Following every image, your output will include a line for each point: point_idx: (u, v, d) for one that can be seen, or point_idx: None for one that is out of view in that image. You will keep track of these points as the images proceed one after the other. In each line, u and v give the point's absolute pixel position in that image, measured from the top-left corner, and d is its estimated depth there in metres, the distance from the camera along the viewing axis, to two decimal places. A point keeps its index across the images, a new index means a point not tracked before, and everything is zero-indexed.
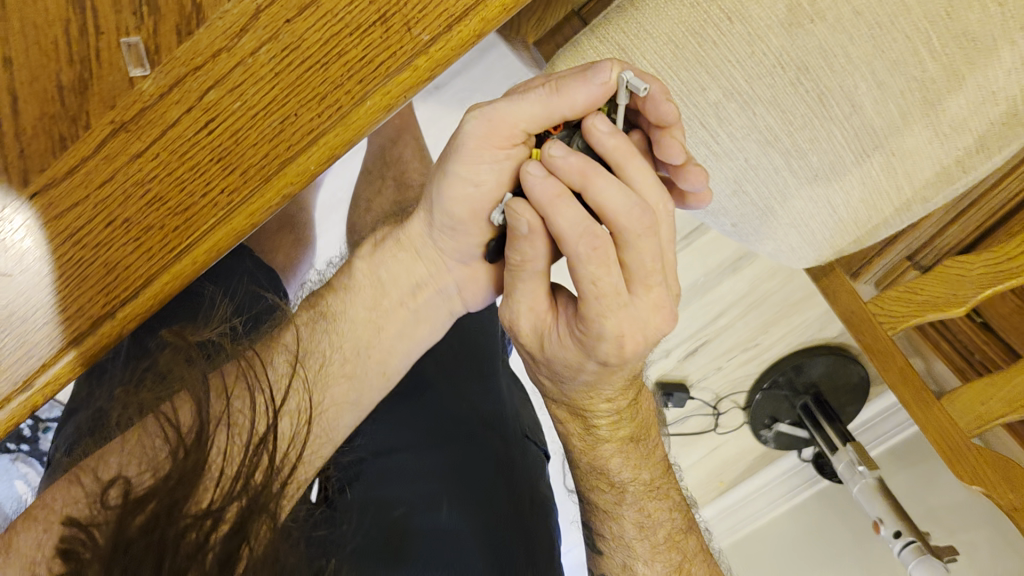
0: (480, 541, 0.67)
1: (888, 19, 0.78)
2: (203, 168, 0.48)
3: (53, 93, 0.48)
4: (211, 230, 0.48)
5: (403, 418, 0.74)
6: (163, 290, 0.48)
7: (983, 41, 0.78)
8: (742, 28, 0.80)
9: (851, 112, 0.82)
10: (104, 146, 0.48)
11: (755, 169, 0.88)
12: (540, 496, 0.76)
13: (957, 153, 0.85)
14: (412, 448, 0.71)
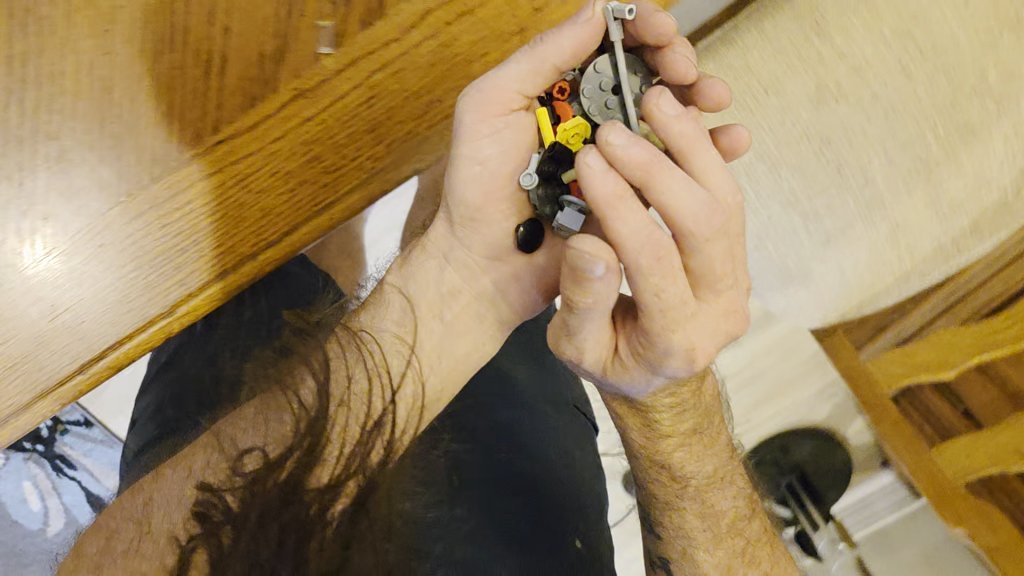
0: (543, 505, 0.66)
1: (903, 106, 0.90)
2: (358, 138, 0.56)
3: (252, 58, 0.54)
4: (346, 197, 0.57)
5: (475, 384, 0.72)
6: (304, 236, 0.57)
7: (977, 132, 0.91)
8: (776, 101, 0.90)
9: (864, 183, 0.94)
10: (283, 108, 0.55)
11: (777, 227, 0.96)
12: (594, 475, 0.76)
13: (955, 234, 0.95)
14: (483, 408, 0.70)
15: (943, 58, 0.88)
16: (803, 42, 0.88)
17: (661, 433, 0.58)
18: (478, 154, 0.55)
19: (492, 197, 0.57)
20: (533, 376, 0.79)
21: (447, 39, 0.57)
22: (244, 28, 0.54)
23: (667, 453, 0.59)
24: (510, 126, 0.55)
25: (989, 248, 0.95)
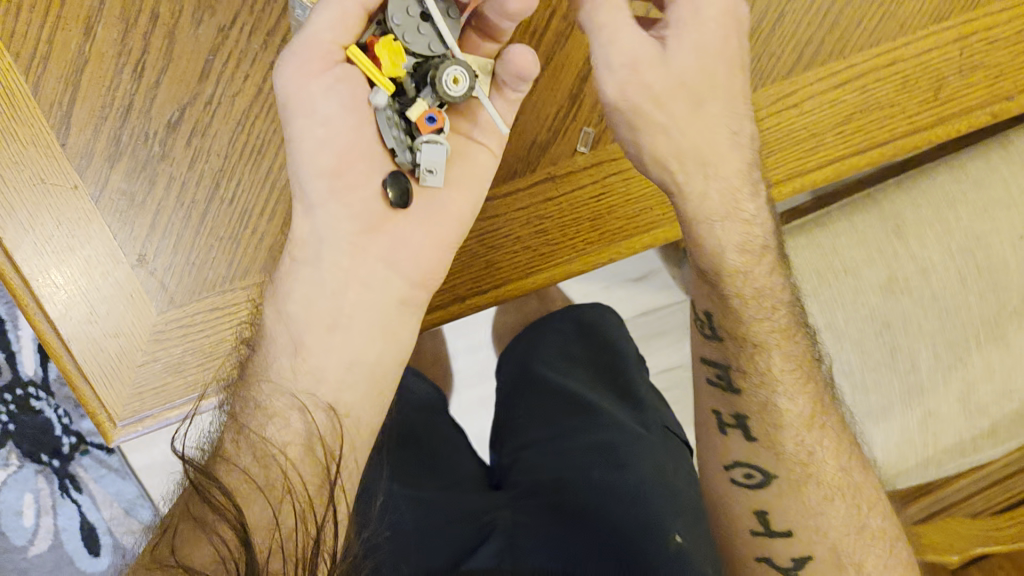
0: (620, 484, 0.75)
1: (954, 307, 0.91)
2: (578, 223, 0.66)
3: (527, 138, 0.64)
4: (553, 268, 0.67)
5: (545, 409, 0.89)
6: (518, 291, 0.67)
7: (997, 333, 0.92)
8: (851, 280, 0.90)
9: (909, 370, 0.91)
10: (532, 186, 0.65)
11: (857, 372, 0.90)
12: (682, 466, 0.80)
13: (975, 434, 0.93)
14: (551, 430, 0.85)
15: (999, 280, 0.91)
16: (890, 239, 0.90)
17: (748, 234, 0.65)
18: (318, 115, 0.54)
19: (350, 156, 0.56)
20: (615, 399, 0.91)
21: None
22: (524, 114, 0.64)
23: (756, 275, 0.66)
24: (341, 80, 0.54)
25: (998, 455, 0.94)
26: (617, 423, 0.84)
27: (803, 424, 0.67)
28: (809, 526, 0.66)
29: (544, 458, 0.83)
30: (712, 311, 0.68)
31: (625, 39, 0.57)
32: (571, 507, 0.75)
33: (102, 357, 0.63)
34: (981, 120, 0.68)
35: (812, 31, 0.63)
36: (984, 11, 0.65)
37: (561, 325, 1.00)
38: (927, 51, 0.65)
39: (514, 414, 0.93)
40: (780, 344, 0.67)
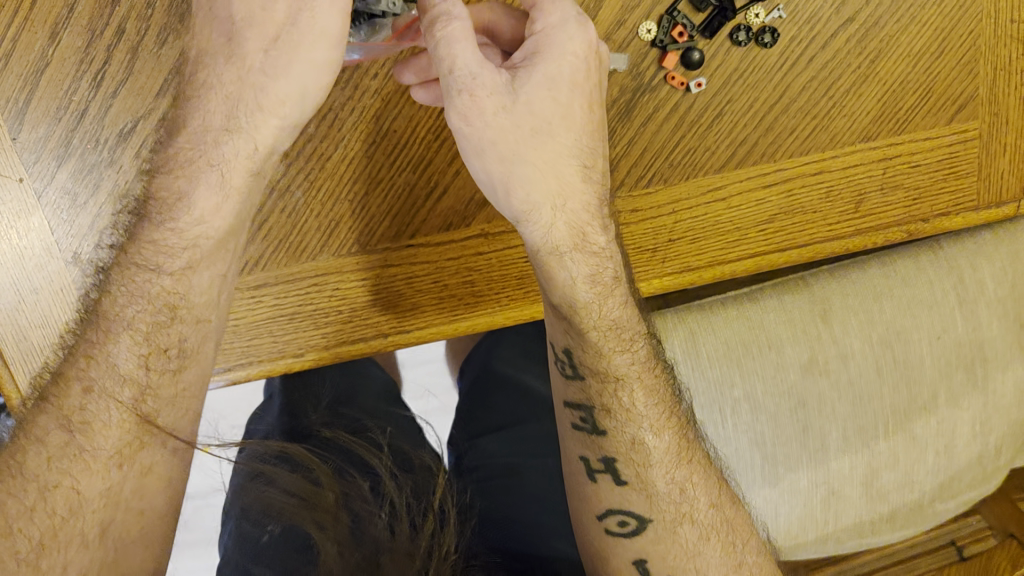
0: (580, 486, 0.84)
1: (868, 397, 0.92)
2: (506, 279, 0.69)
3: (466, 197, 0.67)
4: (477, 316, 0.70)
5: (506, 403, 0.90)
6: (435, 334, 0.70)
7: (906, 420, 0.94)
8: (774, 357, 0.89)
9: (819, 450, 0.91)
10: (466, 240, 0.68)
11: (773, 441, 0.90)
12: None
13: (876, 516, 0.95)
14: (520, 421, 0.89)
15: (911, 374, 0.93)
16: (819, 324, 0.90)
17: (599, 264, 0.61)
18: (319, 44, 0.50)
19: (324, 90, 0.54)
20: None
21: None
22: (464, 172, 0.66)
23: (610, 305, 0.62)
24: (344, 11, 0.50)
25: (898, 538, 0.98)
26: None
27: (671, 461, 0.66)
28: (689, 568, 0.66)
29: (506, 451, 0.87)
30: (567, 346, 0.64)
31: (464, 55, 0.51)
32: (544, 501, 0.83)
33: (25, 346, 0.64)
34: (896, 236, 0.72)
35: (745, 132, 0.66)
36: (910, 136, 0.69)
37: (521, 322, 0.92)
38: (856, 164, 0.69)
39: (471, 409, 0.92)
40: (640, 378, 0.65)
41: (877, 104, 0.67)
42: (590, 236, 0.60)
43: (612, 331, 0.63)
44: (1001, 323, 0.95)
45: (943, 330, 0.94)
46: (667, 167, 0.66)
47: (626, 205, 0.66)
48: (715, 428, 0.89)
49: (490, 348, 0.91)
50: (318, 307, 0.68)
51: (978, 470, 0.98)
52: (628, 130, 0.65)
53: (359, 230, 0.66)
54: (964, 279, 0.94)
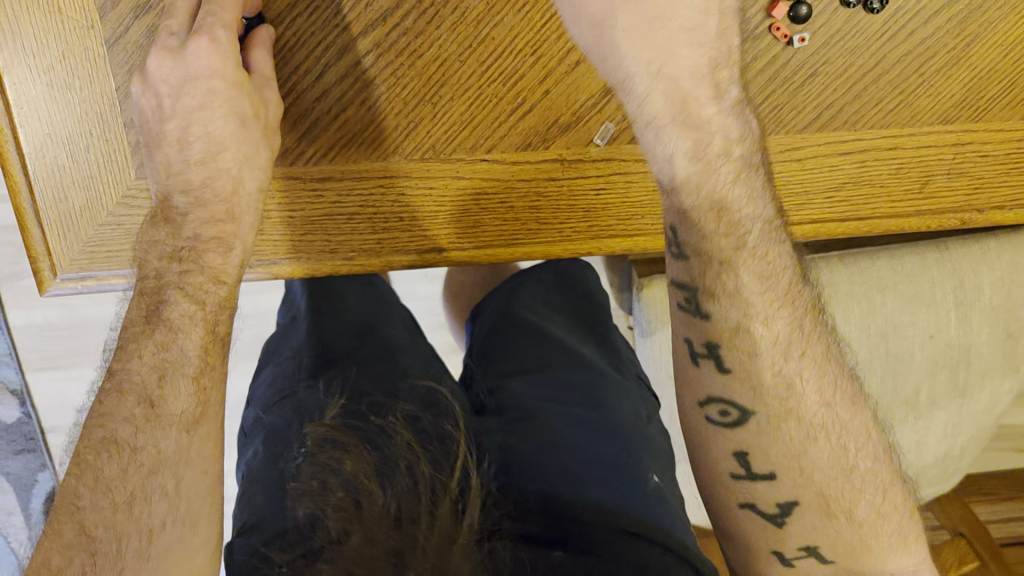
0: (598, 420, 0.87)
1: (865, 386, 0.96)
2: (573, 210, 0.68)
3: (549, 119, 0.64)
4: (536, 244, 0.69)
5: (529, 346, 0.98)
6: (487, 256, 0.69)
7: (899, 411, 0.99)
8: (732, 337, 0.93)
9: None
10: (539, 165, 0.66)
11: None
12: (622, 413, 0.89)
13: None
14: (542, 365, 0.95)
15: (900, 367, 0.95)
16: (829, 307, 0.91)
17: (703, 140, 0.58)
18: None
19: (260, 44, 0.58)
20: (596, 354, 0.99)
21: None
22: (553, 92, 0.64)
23: (716, 181, 0.59)
24: None
25: None
26: (598, 370, 0.95)
27: (773, 356, 0.60)
28: (792, 467, 0.61)
29: (526, 388, 0.92)
30: (675, 225, 0.61)
31: None
32: (568, 443, 0.83)
33: (63, 207, 0.62)
34: (950, 224, 0.72)
35: (833, 97, 0.66)
36: (984, 125, 0.69)
37: (541, 275, 1.09)
38: (928, 146, 0.69)
39: (496, 350, 1.00)
40: (748, 261, 0.59)
41: (962, 89, 0.67)
42: (694, 109, 0.58)
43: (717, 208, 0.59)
44: (993, 329, 0.94)
45: (936, 330, 0.94)
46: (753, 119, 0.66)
47: None
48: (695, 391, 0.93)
49: (509, 297, 1.05)
50: (372, 212, 0.66)
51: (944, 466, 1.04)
52: None
53: (436, 136, 0.64)
54: (964, 284, 0.92)
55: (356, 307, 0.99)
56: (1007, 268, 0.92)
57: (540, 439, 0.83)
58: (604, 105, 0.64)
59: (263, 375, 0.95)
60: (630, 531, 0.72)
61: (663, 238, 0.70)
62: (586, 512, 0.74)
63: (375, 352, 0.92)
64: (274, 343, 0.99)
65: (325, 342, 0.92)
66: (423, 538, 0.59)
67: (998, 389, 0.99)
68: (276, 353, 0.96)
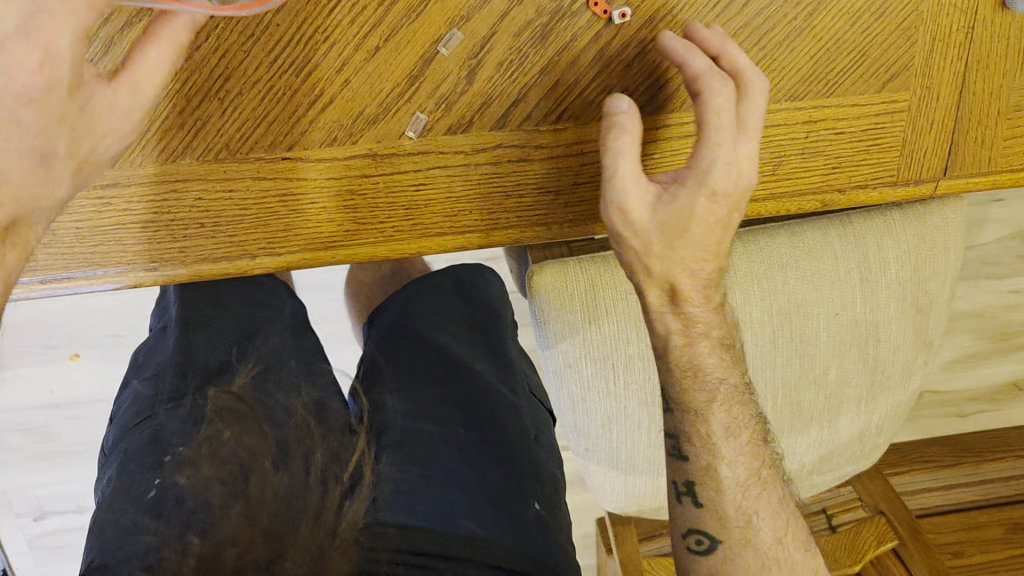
0: (484, 455, 0.75)
1: (773, 377, 0.86)
2: (393, 207, 0.62)
3: (353, 110, 0.59)
4: (358, 245, 0.63)
5: (411, 359, 0.83)
6: (303, 262, 0.63)
7: (805, 410, 0.89)
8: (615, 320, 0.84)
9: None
10: (350, 159, 0.60)
11: (626, 417, 0.91)
12: (513, 443, 0.76)
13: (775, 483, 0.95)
14: (424, 382, 0.81)
15: (808, 348, 0.85)
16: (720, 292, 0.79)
17: (689, 318, 0.64)
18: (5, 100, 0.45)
19: None
20: (490, 366, 0.84)
21: (505, 170, 0.62)
22: (355, 82, 0.58)
23: (699, 350, 0.65)
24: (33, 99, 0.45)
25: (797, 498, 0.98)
26: (490, 384, 0.80)
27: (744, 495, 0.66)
28: None
29: (405, 406, 0.79)
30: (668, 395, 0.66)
31: (624, 167, 0.58)
32: (443, 468, 0.73)
33: None
34: (810, 206, 0.68)
35: (665, 77, 0.61)
36: (838, 99, 0.64)
37: (436, 277, 0.90)
38: (779, 124, 0.64)
39: (377, 360, 0.85)
40: (717, 411, 0.66)
41: (810, 63, 0.62)
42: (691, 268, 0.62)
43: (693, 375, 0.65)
44: (902, 303, 0.85)
45: (844, 310, 0.84)
46: (579, 104, 0.61)
47: (531, 141, 0.62)
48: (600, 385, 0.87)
49: (403, 300, 0.88)
50: (172, 218, 0.60)
51: (861, 449, 0.96)
52: (541, 60, 0.59)
53: (228, 135, 0.58)
54: (869, 258, 0.82)
55: (238, 303, 0.86)
56: (913, 240, 0.83)
57: (412, 469, 0.73)
58: (413, 93, 0.59)
59: (126, 390, 0.81)
60: (499, 568, 0.67)
61: (498, 235, 0.65)
62: (458, 547, 0.67)
63: (252, 361, 0.80)
64: (141, 351, 0.86)
65: (194, 355, 0.79)
66: (303, 535, 0.56)
67: (909, 363, 0.90)
68: (143, 365, 0.83)
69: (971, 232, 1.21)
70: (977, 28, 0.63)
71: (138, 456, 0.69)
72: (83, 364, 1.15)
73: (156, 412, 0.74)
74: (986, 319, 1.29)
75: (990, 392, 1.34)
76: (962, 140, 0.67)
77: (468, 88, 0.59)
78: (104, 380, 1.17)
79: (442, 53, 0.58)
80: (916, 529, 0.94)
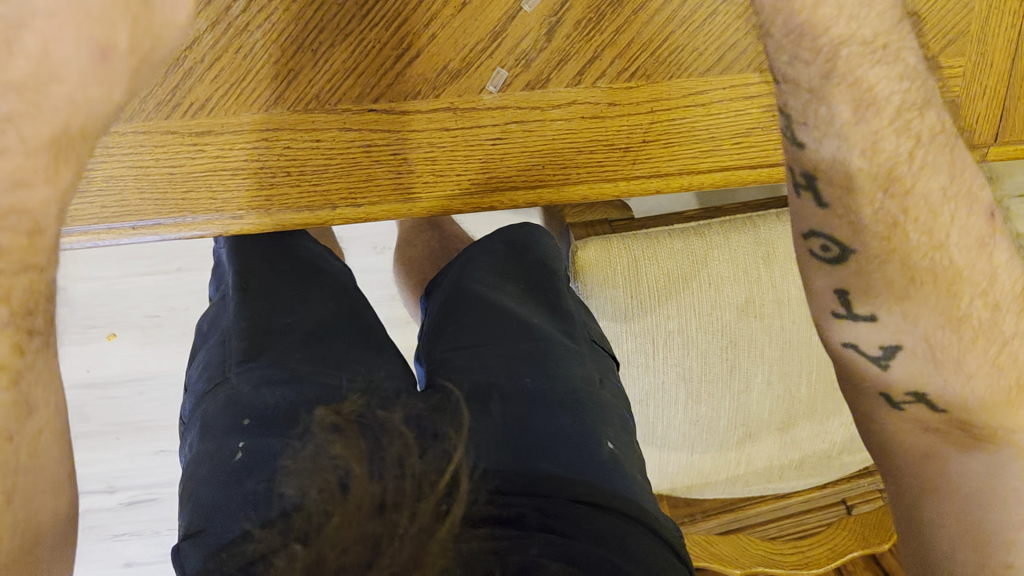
0: (557, 396, 0.78)
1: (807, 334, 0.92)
2: (470, 161, 0.65)
3: (437, 65, 0.62)
4: (432, 199, 0.66)
5: (473, 319, 0.87)
6: (381, 214, 0.66)
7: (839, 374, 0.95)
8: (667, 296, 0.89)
9: (743, 391, 0.95)
10: (432, 113, 0.63)
11: (666, 391, 0.95)
12: (580, 385, 0.80)
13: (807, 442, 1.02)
14: (487, 339, 0.84)
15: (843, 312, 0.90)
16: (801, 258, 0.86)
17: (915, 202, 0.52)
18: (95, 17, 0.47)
19: None
20: (546, 319, 0.89)
21: (577, 127, 0.65)
22: (440, 37, 0.61)
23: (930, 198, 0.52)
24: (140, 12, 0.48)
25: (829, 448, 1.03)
26: (550, 339, 0.85)
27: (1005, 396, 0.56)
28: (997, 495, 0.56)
29: (472, 360, 0.81)
30: (877, 313, 0.55)
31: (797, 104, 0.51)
32: (515, 406, 0.76)
33: None
34: None
35: (734, 38, 0.64)
36: None
37: (488, 244, 0.97)
38: None
39: (438, 323, 0.88)
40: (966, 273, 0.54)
41: None
42: (924, 177, 0.52)
43: (948, 286, 0.53)
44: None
45: None
46: (651, 64, 0.64)
47: (604, 99, 0.64)
48: (647, 359, 0.92)
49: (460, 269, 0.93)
50: (261, 169, 0.63)
51: None
52: (617, 18, 0.62)
53: (318, 87, 0.61)
54: None
55: (292, 268, 0.90)
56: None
57: (488, 416, 0.75)
58: (495, 49, 0.62)
59: (197, 355, 0.85)
60: (582, 501, 0.69)
61: (567, 192, 0.68)
62: (543, 484, 0.70)
63: (315, 328, 0.84)
64: (206, 318, 0.89)
65: (256, 321, 0.82)
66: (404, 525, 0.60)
67: None
68: (208, 332, 0.86)
69: None
70: None
71: (219, 419, 0.73)
72: (120, 345, 1.17)
73: (228, 375, 0.77)
74: None
75: None
76: (1013, 107, 0.69)
77: (547, 45, 0.62)
78: (145, 359, 1.18)
79: (524, 10, 0.61)
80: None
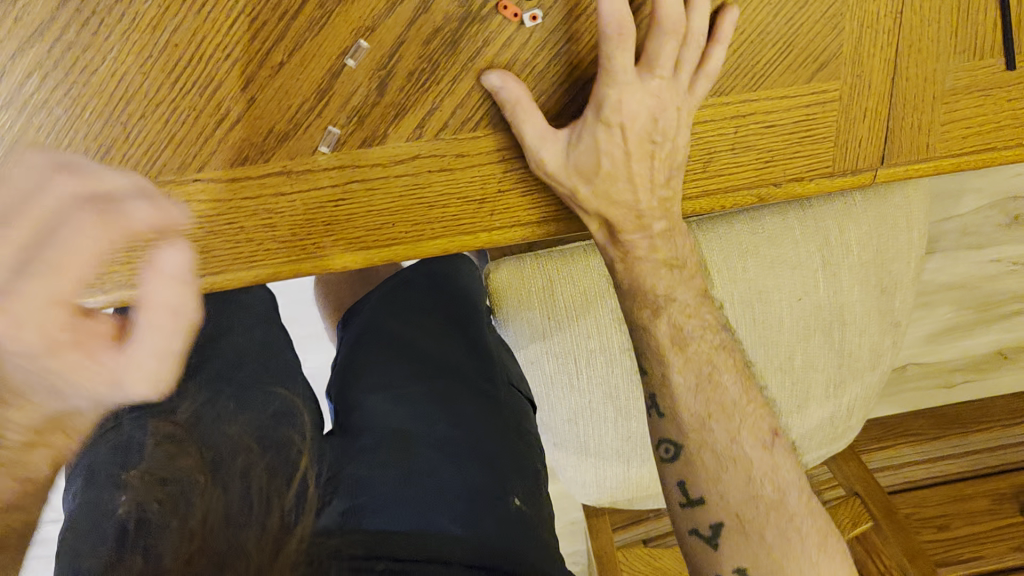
0: (473, 450, 0.72)
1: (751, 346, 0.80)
2: (315, 222, 0.61)
3: (262, 127, 0.57)
4: (278, 265, 0.62)
5: (392, 359, 0.80)
6: (224, 284, 0.61)
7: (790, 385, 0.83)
8: (586, 319, 0.79)
9: None
10: (267, 177, 0.59)
11: (593, 412, 0.82)
12: (505, 428, 0.75)
13: None
14: (406, 381, 0.77)
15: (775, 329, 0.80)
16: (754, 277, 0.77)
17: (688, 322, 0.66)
18: None
19: None
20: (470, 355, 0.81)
21: (426, 180, 0.61)
22: (262, 99, 0.57)
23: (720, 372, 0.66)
24: None
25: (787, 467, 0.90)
26: (470, 380, 0.78)
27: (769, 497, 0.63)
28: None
29: (385, 408, 0.74)
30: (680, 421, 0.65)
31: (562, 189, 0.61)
32: (422, 465, 0.69)
33: None
34: (747, 202, 0.66)
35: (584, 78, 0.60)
36: (766, 94, 0.62)
37: (411, 274, 0.88)
38: (704, 121, 0.62)
39: (353, 364, 0.81)
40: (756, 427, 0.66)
41: (733, 60, 0.61)
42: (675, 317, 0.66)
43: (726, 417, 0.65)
44: (866, 285, 0.82)
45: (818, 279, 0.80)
46: (499, 111, 0.60)
47: (450, 150, 0.60)
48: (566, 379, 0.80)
49: (381, 303, 0.85)
50: None
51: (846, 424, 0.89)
52: (452, 67, 0.58)
53: (136, 158, 0.57)
54: (828, 242, 0.79)
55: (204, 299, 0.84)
56: (874, 223, 0.80)
57: (391, 470, 0.68)
58: (324, 108, 0.57)
59: None
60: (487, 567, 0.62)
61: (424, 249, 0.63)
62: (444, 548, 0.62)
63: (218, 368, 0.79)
64: None
65: None
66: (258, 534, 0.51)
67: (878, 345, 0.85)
68: None
69: (948, 203, 1.19)
70: (905, 12, 0.61)
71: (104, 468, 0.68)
72: None
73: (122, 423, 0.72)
74: (967, 289, 1.26)
75: (973, 361, 1.31)
76: (898, 126, 0.65)
77: (382, 99, 0.58)
78: None
79: (350, 66, 0.56)
80: (888, 512, 0.94)
